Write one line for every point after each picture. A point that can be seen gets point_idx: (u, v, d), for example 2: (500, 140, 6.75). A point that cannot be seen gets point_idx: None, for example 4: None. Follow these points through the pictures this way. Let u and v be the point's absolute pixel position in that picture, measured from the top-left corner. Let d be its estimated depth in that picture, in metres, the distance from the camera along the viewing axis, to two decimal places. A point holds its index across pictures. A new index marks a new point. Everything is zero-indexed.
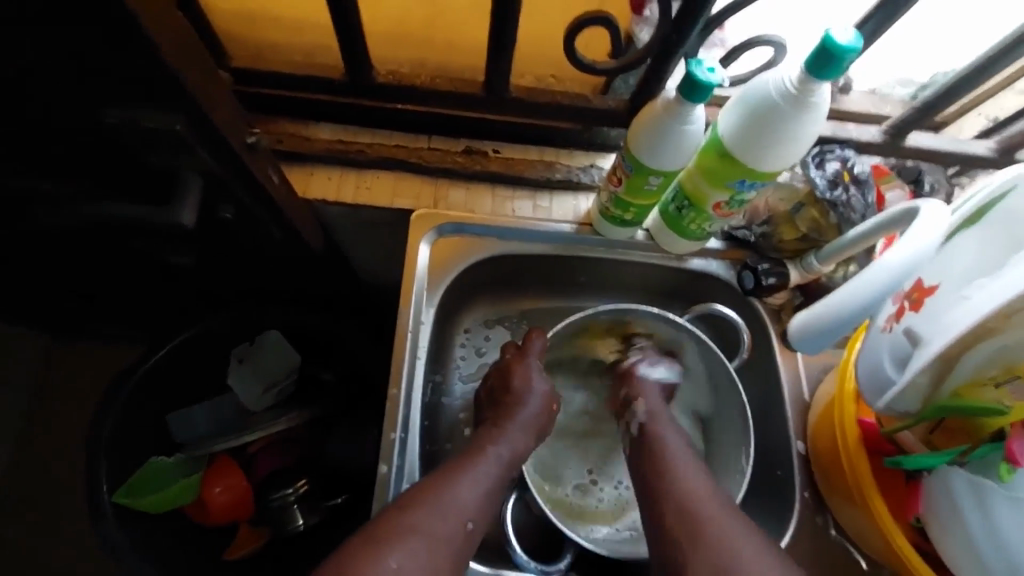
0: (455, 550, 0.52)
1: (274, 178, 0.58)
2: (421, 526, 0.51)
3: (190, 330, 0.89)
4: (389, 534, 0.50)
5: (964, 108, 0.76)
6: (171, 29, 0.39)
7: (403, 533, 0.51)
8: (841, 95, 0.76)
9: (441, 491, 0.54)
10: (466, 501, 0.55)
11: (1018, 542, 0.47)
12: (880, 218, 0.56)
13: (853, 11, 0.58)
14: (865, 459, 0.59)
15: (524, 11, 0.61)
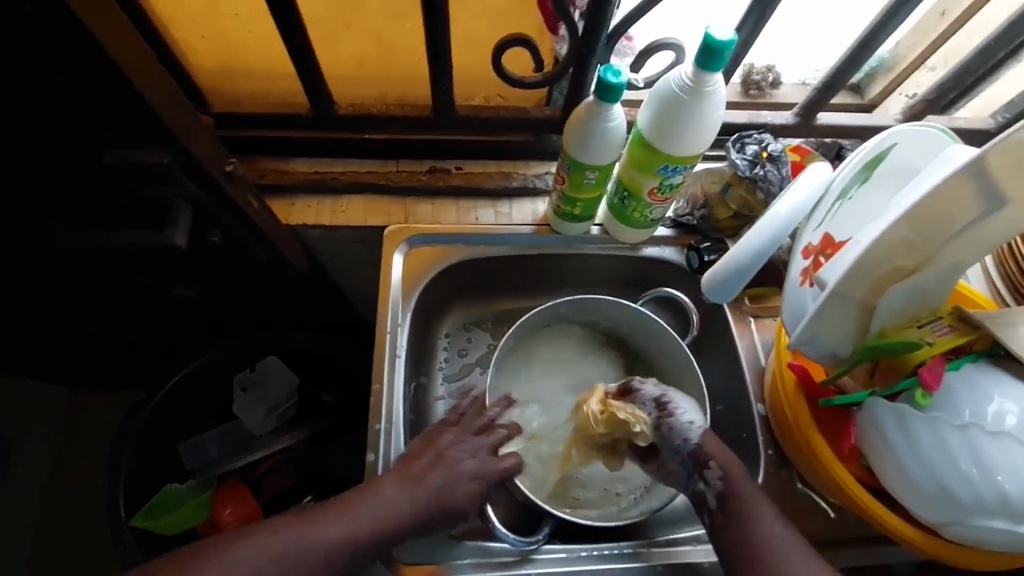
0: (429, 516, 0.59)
1: (254, 204, 0.66)
2: (429, 481, 0.59)
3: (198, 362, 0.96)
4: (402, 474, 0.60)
5: (888, 88, 0.86)
6: (154, 77, 0.48)
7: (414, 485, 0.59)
8: (773, 89, 0.85)
9: (329, 516, 0.55)
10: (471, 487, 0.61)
11: (939, 460, 0.51)
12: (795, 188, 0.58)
13: (734, 11, 0.67)
14: (804, 404, 0.64)
15: (457, 43, 0.71)
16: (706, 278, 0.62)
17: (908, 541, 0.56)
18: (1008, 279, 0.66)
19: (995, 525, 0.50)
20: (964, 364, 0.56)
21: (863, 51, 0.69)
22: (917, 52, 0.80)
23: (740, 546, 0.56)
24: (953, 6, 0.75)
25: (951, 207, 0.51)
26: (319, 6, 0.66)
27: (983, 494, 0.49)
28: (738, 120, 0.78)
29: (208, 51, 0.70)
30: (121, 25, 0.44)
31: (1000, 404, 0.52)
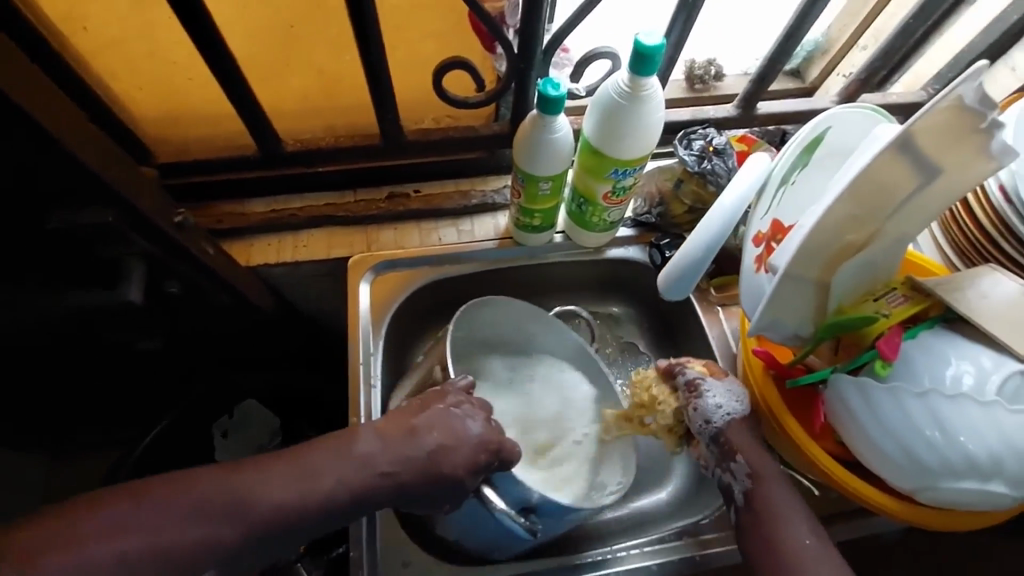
0: (407, 479, 0.52)
1: (209, 251, 0.65)
2: (361, 446, 0.51)
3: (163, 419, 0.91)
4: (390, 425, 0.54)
5: (825, 70, 0.89)
6: (85, 138, 0.47)
7: (397, 442, 0.52)
8: (717, 81, 0.88)
9: (236, 480, 0.46)
10: (463, 462, 0.53)
11: (905, 428, 0.52)
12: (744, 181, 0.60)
13: (663, 15, 0.69)
14: (772, 387, 0.65)
15: (396, 69, 0.71)
16: (659, 277, 0.63)
17: (889, 510, 0.58)
18: (956, 246, 0.68)
19: (966, 486, 0.52)
20: (920, 332, 0.58)
21: (790, 41, 0.72)
22: (850, 33, 0.83)
23: (761, 542, 0.55)
24: None
25: (887, 181, 0.53)
26: (253, 46, 0.66)
27: (951, 457, 0.51)
28: (682, 117, 0.80)
29: (147, 101, 0.70)
30: (45, 91, 0.44)
31: (958, 366, 0.54)
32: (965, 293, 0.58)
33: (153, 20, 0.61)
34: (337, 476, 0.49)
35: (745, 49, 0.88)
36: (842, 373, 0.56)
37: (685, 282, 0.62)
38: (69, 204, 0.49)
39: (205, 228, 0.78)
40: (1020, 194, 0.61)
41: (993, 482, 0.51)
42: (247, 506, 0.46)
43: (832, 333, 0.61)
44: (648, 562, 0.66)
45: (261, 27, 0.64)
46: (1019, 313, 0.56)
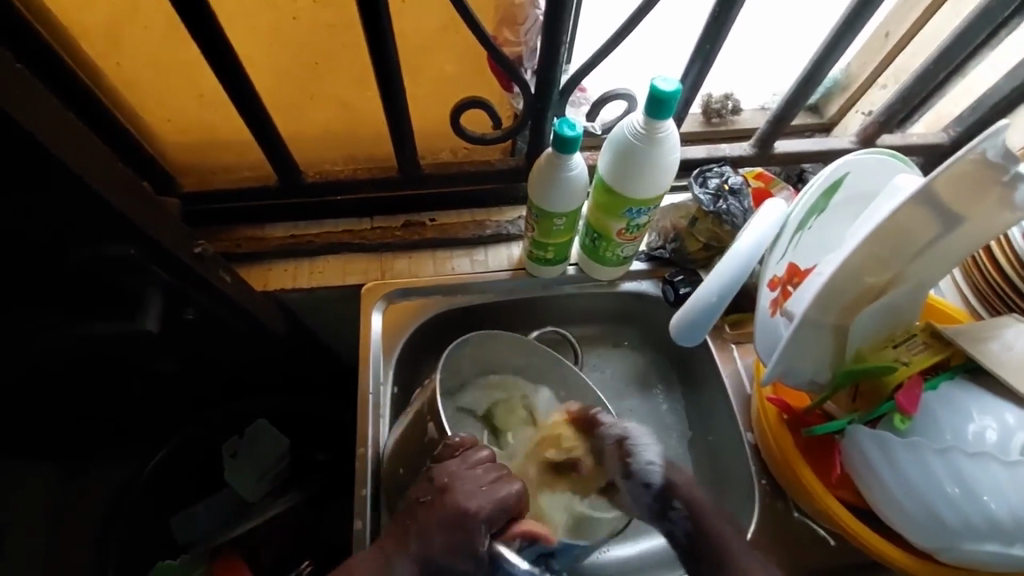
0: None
1: (227, 279, 0.67)
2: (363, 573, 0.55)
3: (161, 451, 0.94)
4: (396, 536, 0.56)
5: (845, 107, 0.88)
6: (112, 177, 0.49)
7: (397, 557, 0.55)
8: (734, 115, 0.87)
9: None
10: (449, 544, 0.54)
11: (928, 488, 0.50)
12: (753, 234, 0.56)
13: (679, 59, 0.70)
14: (788, 436, 0.63)
15: (411, 106, 0.73)
16: (672, 325, 0.60)
17: (903, 566, 0.56)
18: (977, 292, 0.66)
19: (989, 549, 0.49)
20: (940, 385, 0.56)
21: (811, 85, 0.71)
22: (869, 71, 0.83)
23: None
24: (897, 28, 0.77)
25: (908, 230, 0.52)
26: (275, 83, 0.68)
27: (971, 518, 0.49)
28: (699, 155, 0.80)
29: (173, 132, 0.72)
30: (73, 133, 0.46)
31: (980, 422, 0.53)
32: (986, 345, 0.57)
33: (183, 59, 0.64)
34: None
35: (761, 86, 0.88)
36: (861, 426, 0.54)
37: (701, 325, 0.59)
38: (90, 238, 0.51)
39: (224, 253, 0.80)
40: None
41: (1017, 547, 0.49)
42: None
43: (850, 381, 0.60)
44: None
45: (283, 65, 0.66)
46: None
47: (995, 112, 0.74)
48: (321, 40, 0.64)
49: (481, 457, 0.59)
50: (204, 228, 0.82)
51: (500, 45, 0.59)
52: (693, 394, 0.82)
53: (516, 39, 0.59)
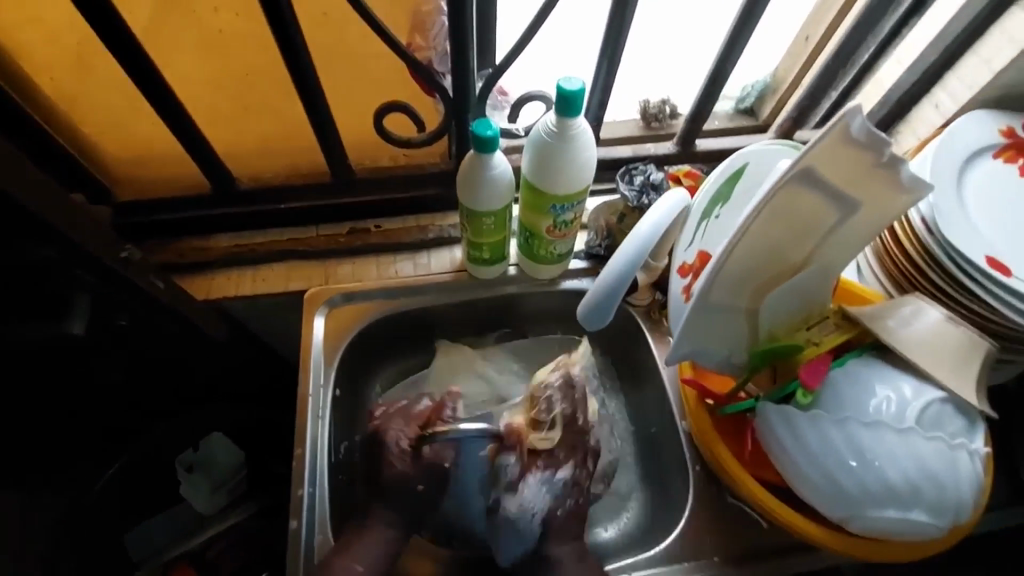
0: (406, 519, 0.63)
1: (159, 285, 0.67)
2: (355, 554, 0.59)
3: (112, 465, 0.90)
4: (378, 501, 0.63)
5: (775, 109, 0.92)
6: (28, 180, 0.51)
7: (380, 520, 0.62)
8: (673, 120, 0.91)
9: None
10: (400, 472, 0.64)
11: (828, 457, 0.52)
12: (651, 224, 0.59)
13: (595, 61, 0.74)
14: (707, 420, 0.65)
15: (342, 114, 0.75)
16: (579, 312, 0.61)
17: (818, 541, 0.57)
18: (889, 275, 0.68)
19: (889, 514, 0.52)
20: (847, 362, 0.58)
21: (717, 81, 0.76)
22: (795, 74, 0.86)
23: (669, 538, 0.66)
24: (813, 31, 0.81)
25: (800, 213, 0.55)
26: (205, 95, 0.70)
27: (869, 484, 0.51)
28: (624, 154, 0.86)
29: (108, 143, 0.74)
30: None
31: (883, 395, 0.54)
32: (887, 323, 0.59)
33: (106, 69, 0.66)
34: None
35: (690, 90, 0.92)
36: (768, 402, 0.56)
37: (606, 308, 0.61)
38: (12, 241, 0.52)
39: (166, 263, 0.81)
40: (938, 225, 0.62)
41: (913, 510, 0.51)
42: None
43: (763, 362, 0.62)
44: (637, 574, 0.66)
45: (212, 76, 0.68)
46: (936, 343, 0.57)
47: (902, 108, 0.78)
48: (246, 52, 0.67)
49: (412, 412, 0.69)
50: (147, 239, 0.83)
51: (413, 51, 0.62)
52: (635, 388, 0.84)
53: (427, 44, 0.62)
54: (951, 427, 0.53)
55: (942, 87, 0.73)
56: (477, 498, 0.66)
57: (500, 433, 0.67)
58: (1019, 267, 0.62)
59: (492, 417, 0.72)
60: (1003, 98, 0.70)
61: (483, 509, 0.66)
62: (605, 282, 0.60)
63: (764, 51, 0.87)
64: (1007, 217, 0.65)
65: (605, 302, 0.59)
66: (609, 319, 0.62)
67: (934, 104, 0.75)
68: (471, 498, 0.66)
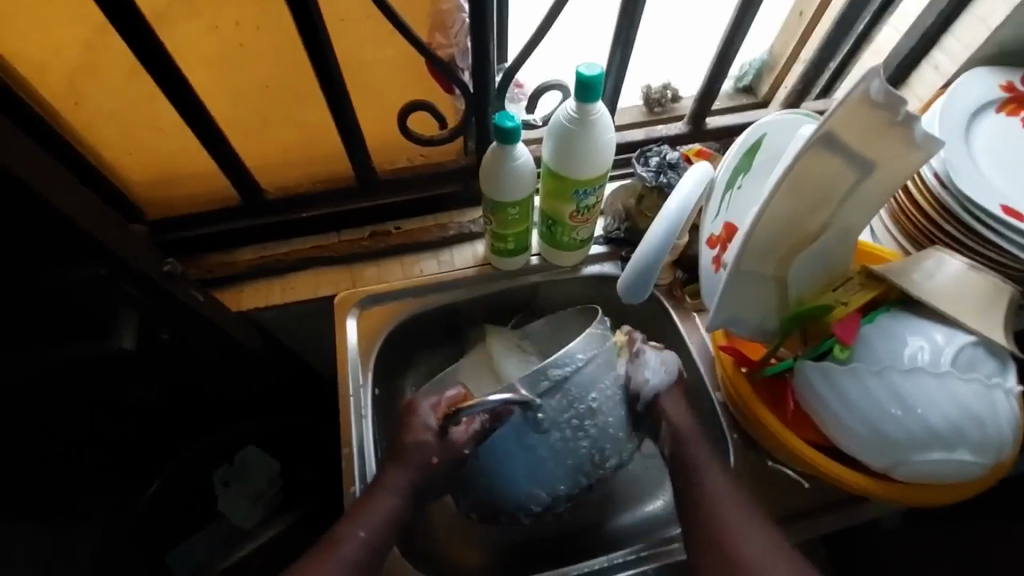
0: (420, 487, 0.61)
1: (200, 298, 0.70)
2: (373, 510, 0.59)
3: (155, 479, 0.90)
4: (393, 462, 0.61)
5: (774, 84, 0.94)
6: (76, 200, 0.52)
7: (388, 486, 0.60)
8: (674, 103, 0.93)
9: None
10: (423, 443, 0.61)
11: (870, 406, 0.54)
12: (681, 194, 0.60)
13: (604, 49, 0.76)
14: (747, 384, 0.67)
15: (362, 118, 0.77)
16: (618, 286, 0.63)
17: (865, 489, 0.60)
18: (906, 233, 0.71)
19: (935, 457, 0.54)
20: (877, 316, 0.59)
21: (725, 61, 0.78)
22: (792, 48, 0.88)
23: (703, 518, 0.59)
24: (807, 5, 0.84)
25: (823, 176, 0.57)
26: (230, 108, 0.72)
27: (913, 430, 0.53)
28: (637, 138, 0.87)
29: (136, 163, 0.75)
30: (38, 159, 0.49)
31: (915, 344, 0.56)
32: (912, 276, 0.61)
33: (136, 90, 0.67)
34: (345, 556, 0.56)
35: (690, 73, 0.94)
36: (807, 360, 0.58)
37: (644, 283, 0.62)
38: (63, 261, 0.54)
39: (196, 278, 0.82)
40: (952, 179, 0.64)
41: (958, 450, 0.53)
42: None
43: (796, 325, 0.64)
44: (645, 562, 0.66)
45: (236, 90, 0.70)
46: (961, 291, 0.59)
47: (901, 73, 0.80)
48: (269, 63, 0.68)
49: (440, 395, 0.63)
50: (174, 256, 0.84)
51: (435, 49, 0.64)
52: None
53: (448, 42, 0.64)
54: (985, 369, 0.55)
55: (940, 49, 0.76)
56: (509, 462, 0.61)
57: (529, 402, 0.58)
58: None
59: (530, 392, 0.58)
60: (998, 56, 0.73)
61: (511, 472, 0.61)
62: (640, 258, 0.61)
63: (760, 28, 0.89)
64: (1016, 167, 0.67)
65: (642, 278, 0.61)
66: (646, 294, 0.64)
67: (933, 66, 0.77)
68: (508, 464, 0.61)
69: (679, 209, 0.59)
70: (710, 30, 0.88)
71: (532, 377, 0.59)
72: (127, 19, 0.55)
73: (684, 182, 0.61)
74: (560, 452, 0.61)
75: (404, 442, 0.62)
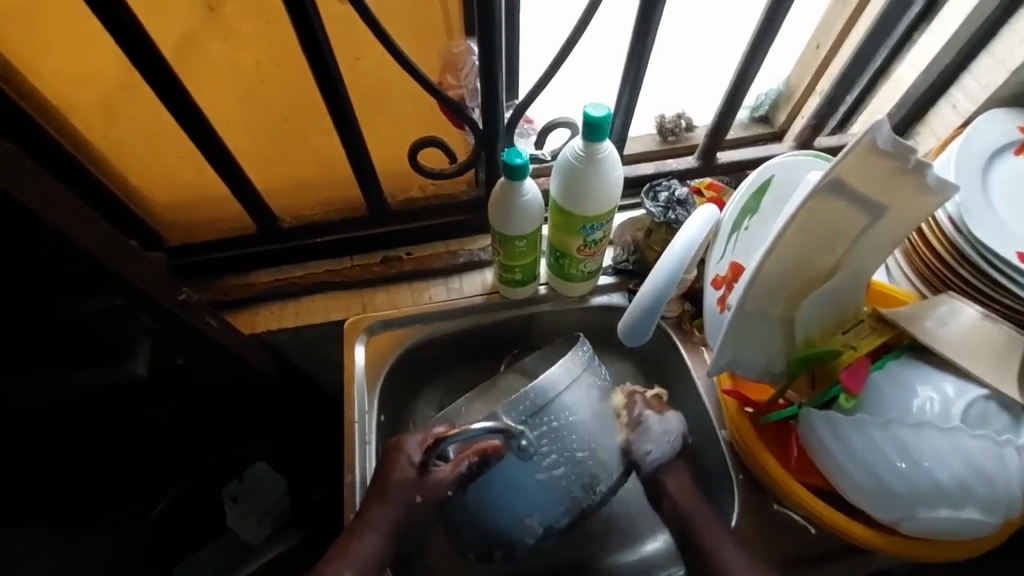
0: (401, 528, 0.61)
1: (212, 323, 0.72)
2: (363, 545, 0.60)
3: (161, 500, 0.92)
4: (378, 501, 0.62)
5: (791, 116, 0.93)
6: (97, 235, 0.55)
7: (374, 525, 0.61)
8: (688, 132, 0.92)
9: None
10: (406, 481, 0.61)
11: (875, 458, 0.53)
12: (688, 233, 0.60)
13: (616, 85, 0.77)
14: (748, 425, 0.66)
15: (373, 148, 0.79)
16: (620, 327, 0.62)
17: (869, 542, 0.58)
18: (919, 274, 0.69)
19: (940, 514, 0.52)
20: (888, 363, 0.58)
21: (735, 96, 0.78)
22: (808, 81, 0.88)
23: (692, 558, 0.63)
24: (824, 39, 0.83)
25: (832, 220, 0.56)
26: (249, 139, 0.75)
27: (919, 486, 0.52)
28: (647, 171, 0.88)
29: (157, 191, 0.79)
30: (63, 198, 0.51)
31: (924, 395, 0.55)
32: (923, 324, 0.60)
33: (160, 124, 0.71)
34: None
35: (704, 104, 0.94)
36: (812, 408, 0.57)
37: (647, 323, 0.62)
38: (83, 293, 0.56)
39: (212, 301, 0.85)
40: (967, 224, 0.63)
41: (966, 510, 0.52)
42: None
43: (803, 367, 0.63)
44: None
45: (256, 122, 0.73)
46: (972, 343, 0.58)
47: (918, 110, 0.78)
48: (287, 100, 0.71)
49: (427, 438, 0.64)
50: (193, 278, 0.86)
51: (444, 90, 0.66)
52: (671, 399, 0.85)
53: (458, 83, 0.66)
54: (997, 424, 0.54)
55: (958, 88, 0.74)
56: (507, 494, 0.60)
57: (511, 430, 0.59)
58: None
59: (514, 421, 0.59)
60: (1019, 96, 0.71)
61: (505, 503, 0.60)
62: (643, 299, 0.61)
63: (775, 61, 0.89)
64: None
65: (645, 318, 0.60)
66: (648, 336, 0.63)
67: (951, 105, 0.76)
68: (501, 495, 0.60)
69: (683, 250, 0.59)
70: (724, 63, 0.89)
71: (513, 405, 0.60)
72: (151, 65, 0.58)
73: (691, 223, 0.61)
74: (563, 489, 0.61)
75: (390, 484, 0.62)
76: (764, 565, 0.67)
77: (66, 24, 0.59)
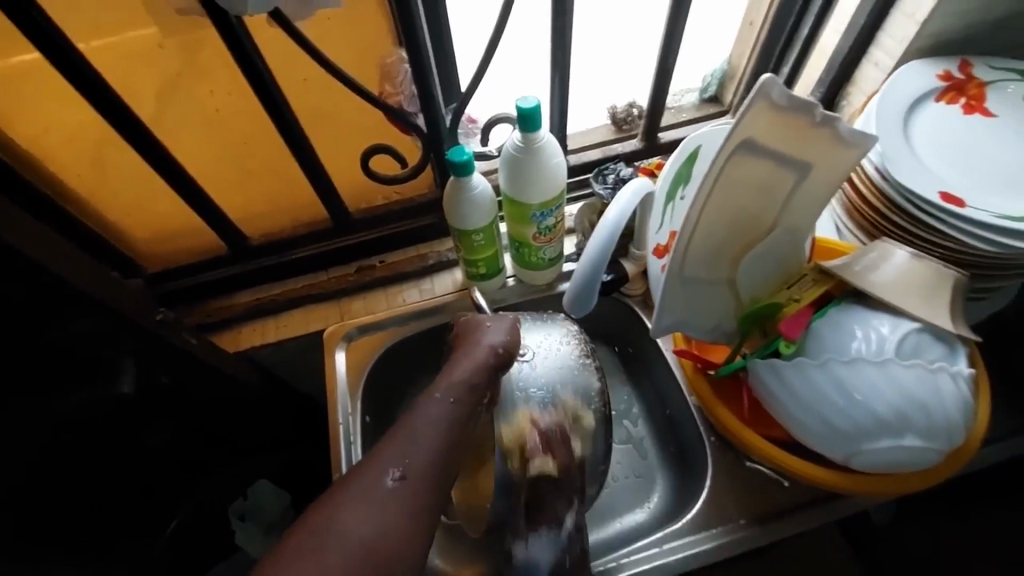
0: (495, 368, 0.59)
1: (192, 341, 0.78)
2: (458, 372, 0.57)
3: (175, 518, 0.91)
4: (470, 346, 0.61)
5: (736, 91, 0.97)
6: (70, 263, 0.59)
7: (463, 363, 0.58)
8: (641, 120, 0.95)
9: (401, 436, 0.51)
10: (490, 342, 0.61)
11: (820, 398, 0.56)
12: (620, 208, 0.65)
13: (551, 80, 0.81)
14: (705, 384, 0.68)
15: (331, 164, 0.84)
16: (565, 299, 0.68)
17: (830, 484, 0.61)
18: (860, 227, 0.72)
19: (884, 444, 0.55)
20: (828, 311, 0.61)
21: (664, 77, 0.82)
22: (746, 56, 0.91)
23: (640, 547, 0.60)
24: (755, 16, 0.86)
25: (758, 180, 0.59)
26: (212, 166, 0.80)
27: (860, 419, 0.55)
28: (595, 158, 0.92)
29: (134, 224, 0.83)
30: (34, 230, 0.56)
31: (861, 336, 0.58)
32: (856, 269, 0.61)
33: (128, 159, 0.76)
34: (430, 417, 0.52)
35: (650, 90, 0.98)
36: (757, 359, 0.60)
37: (591, 293, 0.66)
38: (62, 319, 0.61)
39: (196, 324, 0.89)
40: (891, 170, 0.66)
41: (908, 437, 0.55)
42: (341, 542, 0.43)
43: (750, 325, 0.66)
44: (669, 559, 0.67)
45: (216, 147, 0.78)
46: (905, 282, 0.60)
47: (844, 71, 0.82)
48: (245, 127, 0.76)
49: (505, 325, 0.63)
50: (177, 305, 0.90)
51: (385, 98, 0.71)
52: (647, 375, 0.87)
53: (396, 90, 0.71)
54: (931, 354, 0.56)
55: (877, 47, 0.78)
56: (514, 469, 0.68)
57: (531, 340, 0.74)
58: (973, 198, 0.65)
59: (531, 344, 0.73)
60: (933, 47, 0.75)
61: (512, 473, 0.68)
62: (584, 271, 0.65)
63: (710, 41, 0.92)
64: (955, 154, 0.69)
65: (586, 288, 0.65)
66: (592, 305, 0.68)
67: (874, 63, 0.79)
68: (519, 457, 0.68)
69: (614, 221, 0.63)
70: None
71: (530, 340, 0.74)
72: (110, 105, 0.63)
73: (621, 198, 0.66)
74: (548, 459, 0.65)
75: (476, 344, 0.61)
76: (739, 520, 0.69)
77: (30, 77, 0.64)
